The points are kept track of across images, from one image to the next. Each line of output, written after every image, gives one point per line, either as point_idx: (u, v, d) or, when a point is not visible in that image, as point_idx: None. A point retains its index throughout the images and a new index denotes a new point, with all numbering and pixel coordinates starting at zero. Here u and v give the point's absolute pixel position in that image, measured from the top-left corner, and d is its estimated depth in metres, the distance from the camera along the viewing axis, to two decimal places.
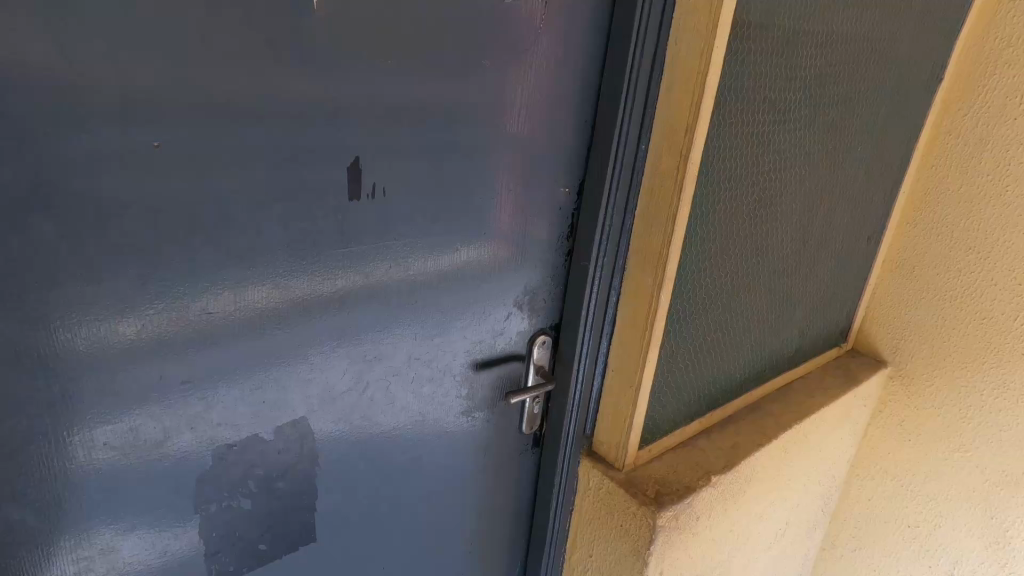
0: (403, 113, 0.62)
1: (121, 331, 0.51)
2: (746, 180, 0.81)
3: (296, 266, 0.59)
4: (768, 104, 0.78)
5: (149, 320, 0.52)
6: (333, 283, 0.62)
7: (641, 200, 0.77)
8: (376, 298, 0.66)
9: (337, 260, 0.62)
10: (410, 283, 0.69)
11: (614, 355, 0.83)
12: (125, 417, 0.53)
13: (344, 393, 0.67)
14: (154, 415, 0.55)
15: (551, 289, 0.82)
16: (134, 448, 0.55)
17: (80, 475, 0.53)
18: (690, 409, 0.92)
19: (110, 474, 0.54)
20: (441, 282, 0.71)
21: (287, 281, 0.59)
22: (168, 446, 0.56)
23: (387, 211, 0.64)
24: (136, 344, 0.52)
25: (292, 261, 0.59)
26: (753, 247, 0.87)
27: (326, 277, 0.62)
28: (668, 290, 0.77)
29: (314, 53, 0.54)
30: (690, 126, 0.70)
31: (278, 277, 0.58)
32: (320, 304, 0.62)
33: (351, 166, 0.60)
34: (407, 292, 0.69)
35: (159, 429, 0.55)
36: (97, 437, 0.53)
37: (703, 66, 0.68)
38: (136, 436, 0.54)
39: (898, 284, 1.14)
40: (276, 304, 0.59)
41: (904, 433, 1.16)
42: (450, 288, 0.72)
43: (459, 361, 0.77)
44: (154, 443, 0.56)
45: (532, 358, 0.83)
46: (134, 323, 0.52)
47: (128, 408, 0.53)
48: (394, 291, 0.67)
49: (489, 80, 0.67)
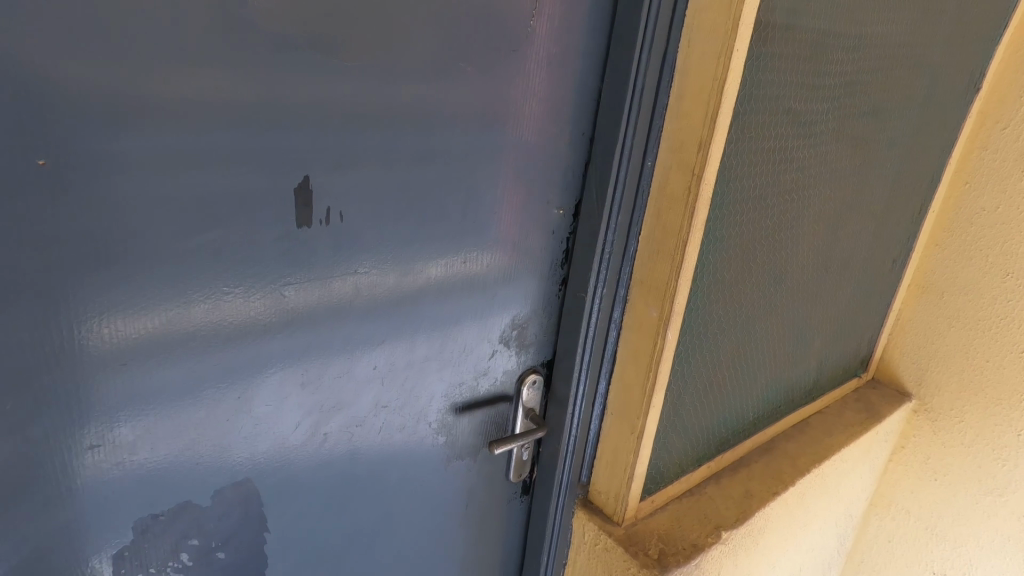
0: (365, 123, 0.51)
1: (109, 319, 0.44)
2: (768, 201, 0.75)
3: (233, 281, 0.49)
4: (794, 115, 0.72)
5: (114, 328, 0.44)
6: (291, 300, 0.53)
7: (646, 223, 0.67)
8: (332, 318, 0.56)
9: (281, 277, 0.51)
10: (380, 303, 0.58)
11: (614, 396, 0.74)
12: (115, 422, 0.47)
13: (303, 423, 0.58)
14: (149, 420, 0.48)
15: (541, 321, 0.72)
16: (122, 456, 0.48)
17: (64, 486, 0.46)
18: (697, 453, 0.85)
19: (95, 484, 0.47)
20: (429, 295, 0.62)
21: (231, 294, 0.49)
22: (156, 460, 0.50)
23: (345, 241, 0.54)
24: (95, 362, 0.44)
25: (238, 262, 0.49)
26: (771, 269, 0.81)
27: (265, 294, 0.51)
28: (675, 326, 0.68)
29: (251, 59, 0.44)
30: (704, 140, 0.61)
31: (218, 295, 0.49)
32: (270, 324, 0.52)
33: (299, 189, 0.50)
34: (378, 318, 0.59)
35: (147, 438, 0.49)
36: (87, 438, 0.46)
37: (721, 71, 0.59)
38: (129, 437, 0.48)
39: (926, 305, 1.17)
40: (215, 329, 0.49)
41: (926, 471, 1.20)
42: (433, 313, 0.63)
43: (437, 390, 0.67)
44: (144, 450, 0.49)
45: (521, 400, 0.73)
46: (91, 333, 0.44)
47: (120, 411, 0.46)
48: (359, 313, 0.57)
49: (475, 86, 0.57)
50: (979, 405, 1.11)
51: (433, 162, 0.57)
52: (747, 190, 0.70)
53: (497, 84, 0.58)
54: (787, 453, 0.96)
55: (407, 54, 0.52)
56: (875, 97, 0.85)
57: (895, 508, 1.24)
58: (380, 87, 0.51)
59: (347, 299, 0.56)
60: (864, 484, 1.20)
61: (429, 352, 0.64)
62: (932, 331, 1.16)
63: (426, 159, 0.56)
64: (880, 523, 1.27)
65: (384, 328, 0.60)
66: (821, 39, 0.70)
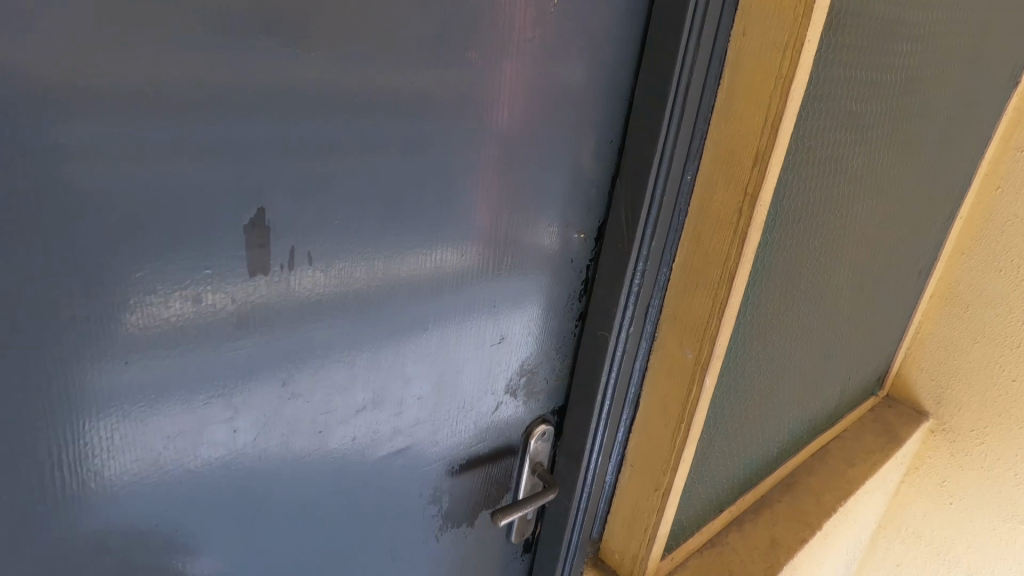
0: (346, 134, 0.38)
1: (130, 290, 0.33)
2: (817, 218, 0.64)
3: (126, 280, 0.33)
4: (852, 118, 0.61)
5: None
6: (320, 284, 0.41)
7: (682, 249, 0.56)
8: (360, 313, 0.44)
9: (202, 275, 0.35)
10: (397, 281, 0.45)
11: (635, 445, 0.63)
12: (137, 414, 0.36)
13: (328, 437, 0.45)
14: (180, 414, 0.38)
15: (554, 364, 0.60)
16: (142, 458, 0.37)
17: (36, 505, 0.34)
18: (719, 499, 0.76)
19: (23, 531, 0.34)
20: (482, 275, 0.50)
21: (123, 297, 0.33)
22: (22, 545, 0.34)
23: (317, 289, 0.40)
24: None
25: (131, 253, 0.33)
26: (811, 293, 0.71)
27: (185, 292, 0.35)
28: (714, 371, 0.57)
29: (187, 48, 0.31)
30: (761, 152, 0.50)
31: (100, 301, 0.32)
32: (192, 334, 0.36)
33: (252, 225, 0.36)
34: (413, 303, 0.47)
35: (176, 437, 0.38)
36: (98, 433, 0.35)
37: (787, 67, 0.47)
38: (155, 434, 0.37)
39: (949, 319, 1.08)
40: (100, 349, 0.33)
41: (941, 494, 1.12)
42: (485, 298, 0.52)
43: (478, 394, 0.55)
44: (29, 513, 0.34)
45: (527, 455, 0.61)
46: None
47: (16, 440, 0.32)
48: (374, 299, 0.44)
49: (493, 82, 0.44)
50: (1002, 427, 1.04)
51: (430, 179, 0.44)
52: (798, 207, 0.59)
53: (518, 79, 0.45)
54: (810, 489, 0.87)
55: (405, 41, 0.38)
56: (929, 95, 0.75)
57: (905, 530, 1.18)
58: (367, 85, 0.38)
59: (323, 355, 0.43)
60: (875, 507, 1.13)
61: (437, 415, 0.52)
62: (955, 347, 1.08)
63: (424, 178, 0.43)
64: (888, 545, 1.20)
65: (371, 389, 0.47)
66: (888, 27, 0.59)
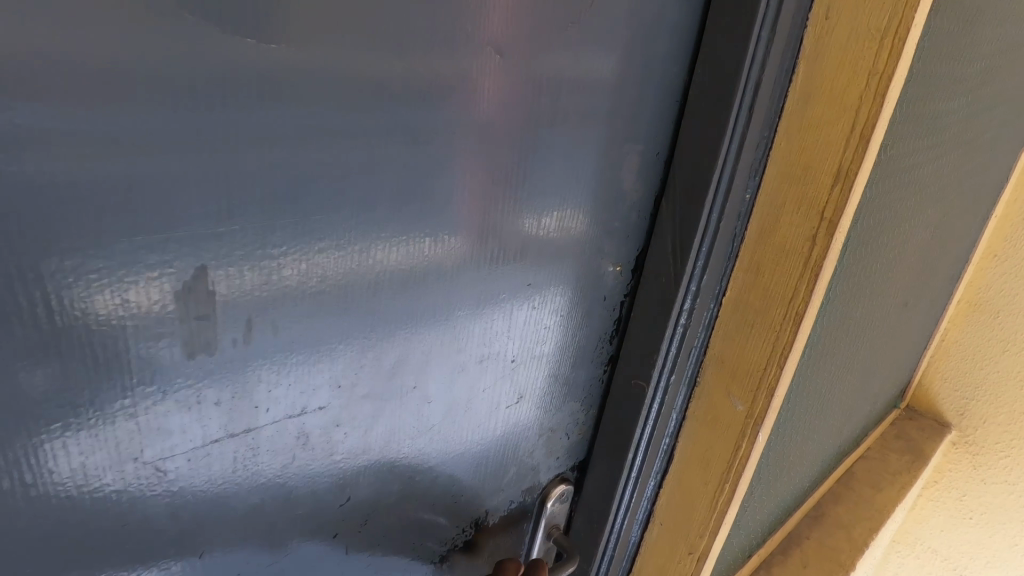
0: (330, 153, 0.28)
1: (72, 261, 0.23)
2: (877, 233, 0.55)
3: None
4: (920, 117, 0.52)
5: None
6: (302, 292, 0.30)
7: (737, 284, 0.46)
8: (337, 320, 0.32)
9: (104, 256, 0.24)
10: (383, 272, 0.33)
11: (666, 501, 0.54)
12: (71, 441, 0.25)
13: (318, 473, 0.35)
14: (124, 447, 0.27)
15: (576, 415, 0.51)
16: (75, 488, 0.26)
17: None
18: (748, 545, 0.67)
19: None
20: (517, 258, 0.40)
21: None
22: None
23: (283, 356, 0.31)
24: None
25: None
26: (862, 316, 0.62)
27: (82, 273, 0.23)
28: (769, 424, 0.47)
29: (91, 35, 0.21)
30: (847, 169, 0.40)
31: None
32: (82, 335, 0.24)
33: (189, 291, 0.26)
34: (404, 298, 0.35)
35: (122, 480, 0.27)
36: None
37: (882, 64, 0.38)
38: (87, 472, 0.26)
39: (976, 325, 1.01)
40: None
41: (963, 510, 1.06)
42: (519, 289, 0.41)
43: (508, 402, 0.45)
44: None
45: (542, 520, 0.52)
46: None
47: None
48: (354, 302, 0.32)
49: (518, 78, 0.34)
50: None
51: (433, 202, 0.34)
52: (863, 225, 0.50)
53: (550, 74, 0.35)
54: (840, 523, 0.80)
55: (409, 27, 0.29)
56: (985, 89, 0.66)
57: (921, 546, 1.12)
58: (357, 86, 0.28)
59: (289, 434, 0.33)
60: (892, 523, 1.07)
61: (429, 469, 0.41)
62: (980, 355, 1.01)
63: (424, 202, 0.33)
64: (901, 560, 1.15)
65: (350, 474, 0.37)
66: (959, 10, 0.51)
